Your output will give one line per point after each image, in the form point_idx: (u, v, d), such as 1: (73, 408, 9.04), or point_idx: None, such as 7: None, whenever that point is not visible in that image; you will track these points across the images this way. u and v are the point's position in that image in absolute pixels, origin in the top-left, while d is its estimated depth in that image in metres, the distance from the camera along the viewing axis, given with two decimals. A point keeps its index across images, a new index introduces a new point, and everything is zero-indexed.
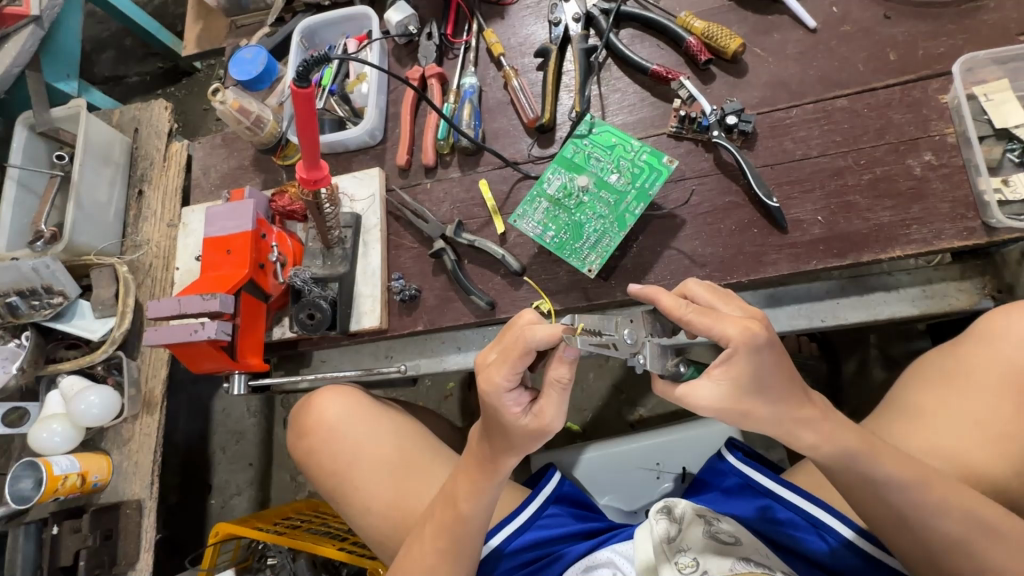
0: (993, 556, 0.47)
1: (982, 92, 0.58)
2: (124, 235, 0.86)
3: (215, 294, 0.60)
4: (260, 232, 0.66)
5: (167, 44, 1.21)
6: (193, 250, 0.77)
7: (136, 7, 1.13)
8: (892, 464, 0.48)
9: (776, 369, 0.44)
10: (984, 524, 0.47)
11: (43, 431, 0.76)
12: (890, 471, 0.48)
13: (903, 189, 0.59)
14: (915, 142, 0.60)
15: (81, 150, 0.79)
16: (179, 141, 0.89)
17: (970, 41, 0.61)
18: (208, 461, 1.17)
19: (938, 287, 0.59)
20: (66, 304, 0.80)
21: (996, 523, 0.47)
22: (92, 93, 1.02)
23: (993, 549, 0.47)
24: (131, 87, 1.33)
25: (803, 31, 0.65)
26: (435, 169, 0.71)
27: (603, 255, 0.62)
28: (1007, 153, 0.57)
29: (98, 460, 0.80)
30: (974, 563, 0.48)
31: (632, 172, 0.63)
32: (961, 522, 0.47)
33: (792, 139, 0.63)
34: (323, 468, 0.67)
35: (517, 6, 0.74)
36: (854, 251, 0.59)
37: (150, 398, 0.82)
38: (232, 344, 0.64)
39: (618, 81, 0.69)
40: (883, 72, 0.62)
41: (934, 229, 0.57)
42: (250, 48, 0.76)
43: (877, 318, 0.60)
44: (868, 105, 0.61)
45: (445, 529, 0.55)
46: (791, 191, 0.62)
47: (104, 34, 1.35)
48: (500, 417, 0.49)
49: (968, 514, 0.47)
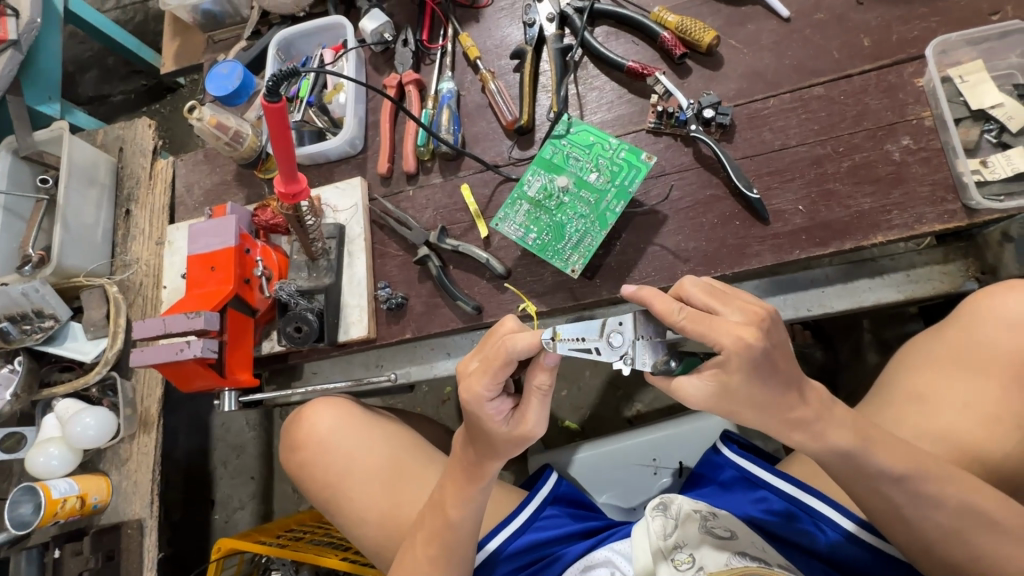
0: (986, 542, 0.47)
1: (957, 75, 0.58)
2: (113, 256, 0.86)
3: (199, 312, 0.60)
4: (243, 247, 0.66)
5: (149, 62, 1.21)
6: (179, 268, 0.77)
7: (116, 26, 1.13)
8: (891, 458, 0.47)
9: (772, 375, 0.42)
10: (978, 514, 0.47)
11: (41, 455, 0.76)
12: (887, 466, 0.47)
13: (883, 175, 0.59)
14: (892, 127, 0.60)
15: (64, 172, 0.78)
16: (163, 158, 0.88)
17: (943, 23, 0.60)
18: (210, 477, 1.16)
19: (922, 272, 0.59)
20: (57, 328, 0.80)
21: (992, 512, 0.47)
22: (75, 114, 1.02)
23: (990, 537, 0.47)
24: (116, 106, 1.33)
25: (776, 21, 0.65)
26: (416, 175, 0.71)
27: (585, 255, 0.62)
28: (984, 135, 0.57)
29: (97, 482, 0.80)
30: (968, 549, 0.48)
31: (611, 170, 0.63)
32: (956, 513, 0.47)
33: (770, 129, 0.62)
34: (315, 480, 0.67)
35: (491, 9, 0.74)
36: (836, 239, 0.59)
37: (146, 417, 0.82)
38: (220, 361, 0.64)
39: (595, 79, 0.69)
40: (858, 58, 0.62)
41: (915, 214, 0.57)
42: (226, 63, 0.76)
43: (862, 305, 0.60)
44: (844, 92, 0.61)
45: (436, 535, 0.55)
46: (771, 182, 0.62)
47: (87, 54, 1.34)
48: (483, 426, 0.49)
49: (963, 504, 0.47)
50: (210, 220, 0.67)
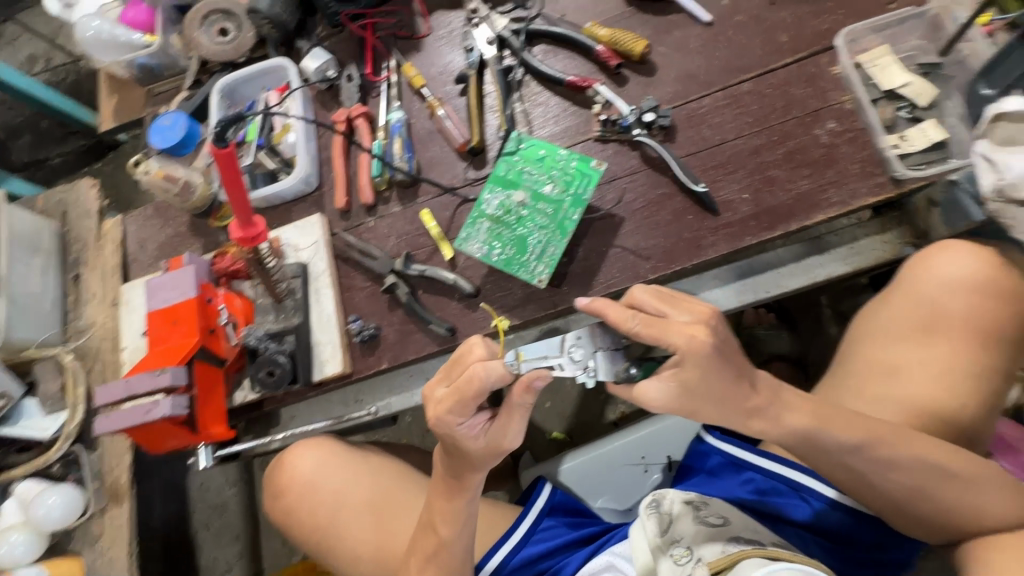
0: (945, 493, 0.50)
1: (867, 60, 0.63)
2: (65, 323, 0.83)
3: (165, 368, 0.59)
4: (205, 297, 0.65)
5: (87, 121, 1.18)
6: (139, 326, 0.75)
7: (48, 89, 1.10)
8: (842, 429, 0.50)
9: (721, 366, 0.46)
10: (933, 467, 0.50)
11: (3, 545, 0.72)
12: (840, 436, 0.50)
13: (816, 157, 0.63)
14: (818, 113, 0.64)
15: (4, 243, 0.75)
16: (110, 217, 0.86)
17: (849, 15, 0.66)
18: (193, 543, 1.11)
19: (863, 244, 0.63)
20: (9, 406, 0.75)
21: (945, 463, 0.50)
22: (11, 182, 0.99)
23: (954, 491, 0.50)
24: (55, 169, 1.29)
25: (700, 26, 0.69)
26: (376, 206, 0.72)
27: (551, 265, 0.63)
28: (899, 112, 0.62)
29: (69, 564, 0.75)
30: (930, 502, 0.50)
31: (565, 180, 0.64)
32: (915, 471, 0.50)
33: (708, 126, 0.66)
34: (305, 522, 0.66)
35: (431, 38, 0.76)
36: (783, 222, 0.62)
37: (116, 489, 0.78)
38: (191, 417, 0.62)
39: (539, 95, 0.72)
40: (779, 53, 0.66)
41: (850, 190, 0.61)
42: (168, 115, 0.75)
43: (815, 281, 0.63)
44: (770, 85, 0.65)
45: (429, 559, 0.55)
46: (716, 174, 0.65)
47: (15, 120, 1.29)
48: (462, 446, 0.50)
49: (916, 460, 0.50)
50: (167, 273, 0.66)
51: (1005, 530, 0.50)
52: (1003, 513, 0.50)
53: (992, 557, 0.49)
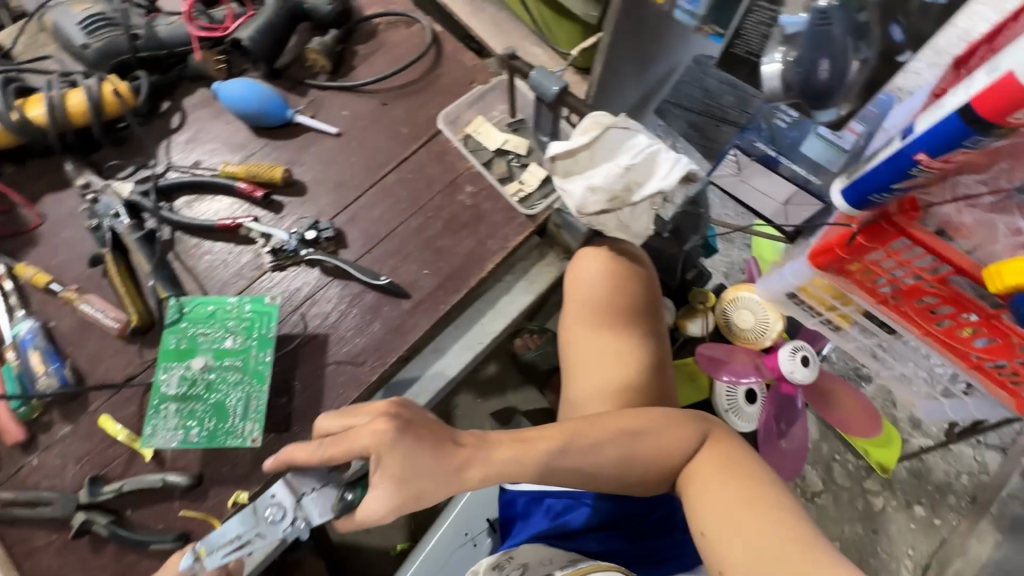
0: (643, 454, 0.56)
1: (472, 131, 0.75)
2: None
3: None
4: None
5: None
6: None
7: None
8: (541, 445, 0.54)
9: (421, 449, 0.49)
10: (624, 437, 0.56)
11: None
12: (542, 452, 0.54)
13: (467, 218, 0.71)
14: (455, 182, 0.73)
15: None
16: None
17: (447, 97, 0.78)
18: None
19: (534, 273, 0.73)
20: None
21: (631, 429, 0.56)
22: None
23: (647, 443, 0.56)
24: None
25: (332, 137, 0.75)
26: (36, 438, 0.60)
27: (260, 419, 0.59)
28: (512, 163, 0.73)
29: None
30: (639, 466, 0.56)
31: (243, 328, 0.61)
32: (611, 448, 0.55)
33: (371, 222, 0.71)
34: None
35: (52, 226, 0.69)
36: (464, 282, 0.68)
37: None
38: None
39: (198, 246, 0.69)
40: (405, 142, 0.75)
41: (504, 236, 0.70)
42: None
43: (513, 316, 0.71)
44: (409, 171, 0.74)
45: None
46: (394, 261, 0.69)
47: None
48: None
49: (608, 440, 0.55)
50: None
51: (699, 453, 0.56)
52: (688, 439, 0.56)
53: (699, 481, 0.54)
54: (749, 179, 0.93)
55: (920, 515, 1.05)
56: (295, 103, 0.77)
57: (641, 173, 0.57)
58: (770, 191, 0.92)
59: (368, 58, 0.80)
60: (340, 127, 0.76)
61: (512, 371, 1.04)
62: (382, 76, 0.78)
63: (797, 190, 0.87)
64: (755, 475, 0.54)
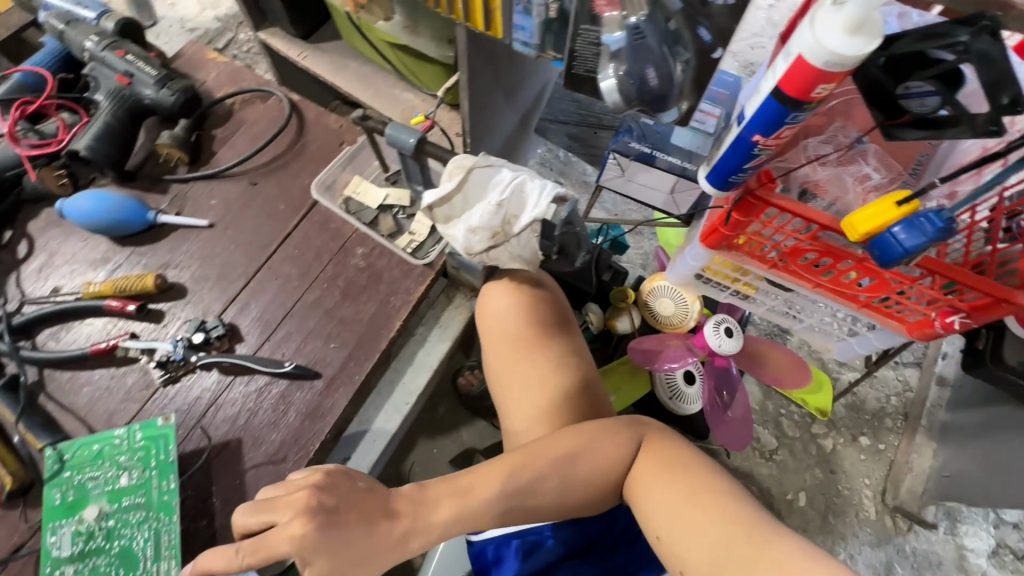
0: (584, 472, 0.55)
1: (351, 192, 0.74)
2: None
3: None
4: None
5: None
6: None
7: None
8: (480, 492, 0.53)
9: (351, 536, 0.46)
10: (562, 461, 0.55)
11: None
12: (483, 499, 0.52)
13: (364, 280, 0.69)
14: (345, 247, 0.71)
15: None
16: None
17: (319, 163, 0.76)
18: None
19: (444, 318, 0.74)
20: None
21: (568, 451, 0.55)
22: None
23: (585, 461, 0.55)
24: None
25: (204, 229, 0.72)
26: None
27: (176, 554, 0.54)
28: (398, 216, 0.73)
29: None
30: (583, 485, 0.55)
31: (137, 461, 0.56)
32: (551, 475, 0.54)
33: (264, 307, 0.68)
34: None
35: None
36: (375, 346, 0.67)
37: None
38: None
39: (75, 380, 0.63)
40: (285, 218, 0.73)
41: (406, 289, 0.69)
42: None
43: (434, 368, 0.72)
44: (294, 246, 0.71)
45: None
46: (296, 342, 0.66)
47: None
48: None
49: (546, 468, 0.55)
50: None
51: (635, 459, 0.57)
52: (625, 446, 0.57)
53: (641, 483, 0.55)
54: (634, 177, 0.96)
55: (866, 445, 1.12)
56: (157, 203, 0.73)
57: (516, 204, 0.57)
58: (656, 186, 0.95)
59: (228, 140, 0.77)
60: (213, 217, 0.72)
61: (461, 409, 1.01)
62: (246, 156, 0.75)
63: (678, 178, 0.90)
64: (692, 468, 0.54)
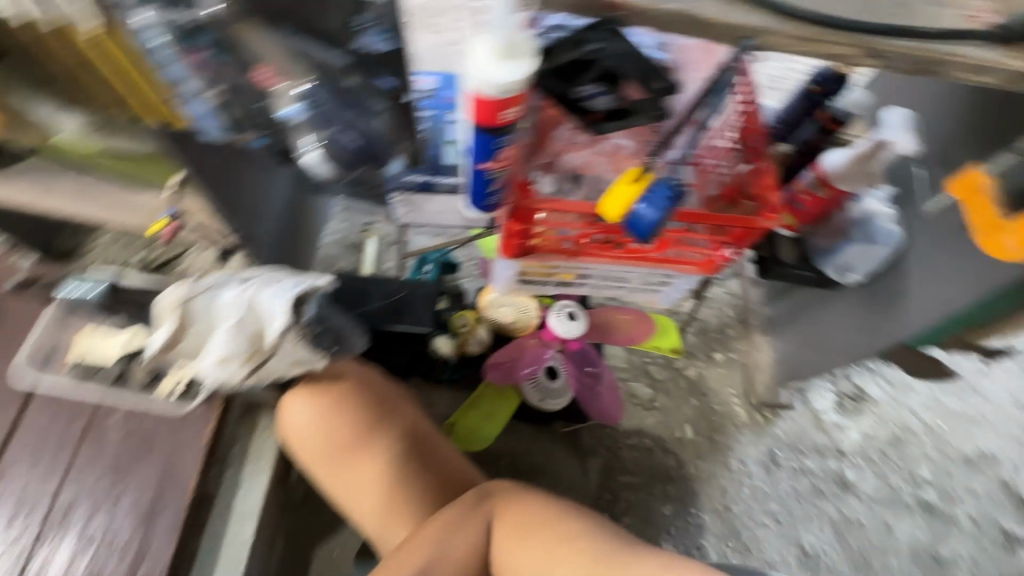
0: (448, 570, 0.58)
1: (76, 359, 0.67)
2: None
3: None
4: None
5: None
6: None
7: None
8: None
9: None
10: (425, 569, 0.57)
11: None
12: None
13: (132, 449, 0.65)
14: (95, 422, 0.66)
15: None
16: None
17: (37, 341, 0.69)
18: None
19: (255, 447, 0.70)
20: None
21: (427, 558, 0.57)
22: None
23: (446, 560, 0.58)
24: None
25: None
26: None
27: None
28: (139, 366, 0.66)
29: None
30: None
31: None
32: None
33: (17, 524, 0.61)
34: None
35: None
36: (160, 516, 0.62)
37: None
38: None
39: None
40: (9, 417, 0.65)
41: (182, 440, 0.65)
42: None
43: (259, 506, 0.67)
44: (36, 445, 0.64)
45: None
46: (70, 547, 0.61)
47: None
48: None
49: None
50: None
51: (495, 531, 0.61)
52: (480, 529, 0.61)
53: (505, 554, 0.61)
54: (426, 207, 0.92)
55: (722, 359, 1.15)
56: None
57: (253, 320, 0.56)
58: (451, 208, 0.92)
59: None
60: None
61: None
62: None
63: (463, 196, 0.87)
64: (544, 523, 0.61)
